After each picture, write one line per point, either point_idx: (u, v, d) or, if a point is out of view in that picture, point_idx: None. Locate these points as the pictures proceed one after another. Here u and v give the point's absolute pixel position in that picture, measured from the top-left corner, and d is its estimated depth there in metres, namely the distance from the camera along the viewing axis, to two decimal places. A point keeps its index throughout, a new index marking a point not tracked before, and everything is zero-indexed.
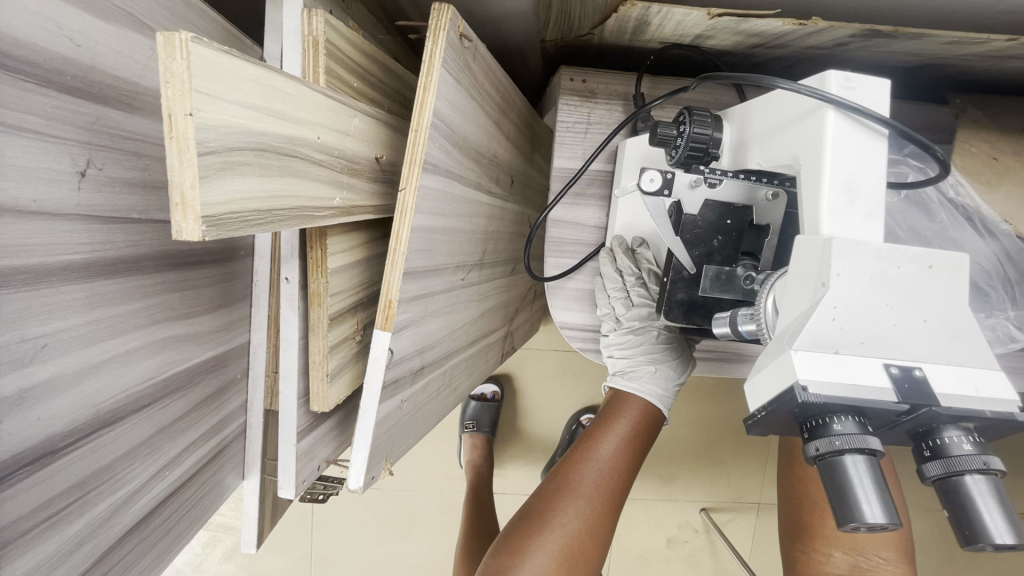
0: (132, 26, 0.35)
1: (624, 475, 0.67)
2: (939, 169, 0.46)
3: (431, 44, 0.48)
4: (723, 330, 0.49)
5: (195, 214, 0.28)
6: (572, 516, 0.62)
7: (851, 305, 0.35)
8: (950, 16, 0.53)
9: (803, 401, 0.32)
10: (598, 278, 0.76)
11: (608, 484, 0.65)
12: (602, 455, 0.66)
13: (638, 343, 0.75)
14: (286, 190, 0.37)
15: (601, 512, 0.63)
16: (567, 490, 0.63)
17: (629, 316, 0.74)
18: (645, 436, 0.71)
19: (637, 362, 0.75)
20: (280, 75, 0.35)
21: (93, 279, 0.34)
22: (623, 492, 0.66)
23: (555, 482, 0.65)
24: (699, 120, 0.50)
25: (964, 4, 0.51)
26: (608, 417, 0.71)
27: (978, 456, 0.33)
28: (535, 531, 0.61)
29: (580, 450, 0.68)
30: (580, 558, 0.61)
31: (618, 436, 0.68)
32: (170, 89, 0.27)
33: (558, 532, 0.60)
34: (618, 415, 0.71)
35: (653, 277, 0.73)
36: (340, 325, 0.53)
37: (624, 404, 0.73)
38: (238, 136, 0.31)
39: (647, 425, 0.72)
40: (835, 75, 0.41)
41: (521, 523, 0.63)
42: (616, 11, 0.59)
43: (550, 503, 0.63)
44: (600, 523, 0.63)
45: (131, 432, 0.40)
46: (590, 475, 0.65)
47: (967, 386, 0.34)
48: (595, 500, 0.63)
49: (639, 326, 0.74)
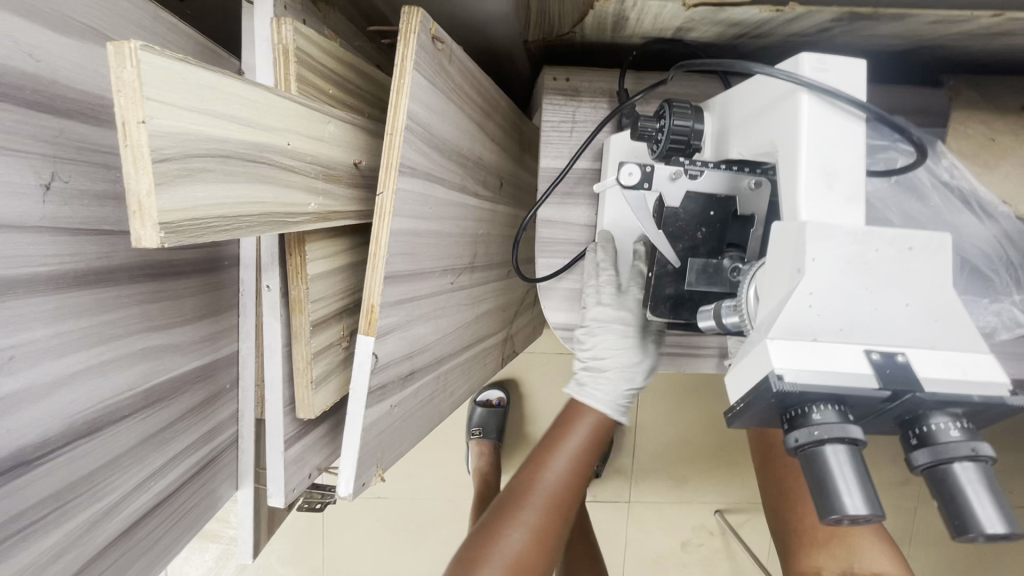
0: (97, 40, 0.35)
1: (574, 485, 0.65)
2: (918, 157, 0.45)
3: (402, 46, 0.48)
4: (708, 324, 0.48)
5: (152, 220, 0.29)
6: (522, 528, 0.60)
7: (828, 292, 0.34)
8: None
9: (778, 391, 0.31)
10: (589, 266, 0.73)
11: (558, 495, 0.64)
12: (556, 464, 0.65)
13: (604, 348, 0.70)
14: (251, 195, 0.37)
15: (552, 521, 0.62)
16: (518, 502, 0.63)
17: (596, 320, 0.69)
18: (600, 440, 0.69)
19: (597, 369, 0.71)
20: (242, 82, 0.36)
21: (62, 290, 0.34)
22: (575, 498, 0.65)
23: (509, 494, 0.64)
24: (679, 111, 0.49)
25: None
26: (563, 423, 0.69)
27: (967, 442, 0.31)
28: (484, 546, 0.60)
29: (535, 462, 0.66)
30: (532, 572, 0.59)
31: (571, 444, 0.67)
32: (122, 98, 0.28)
33: (506, 546, 0.59)
34: (570, 420, 0.69)
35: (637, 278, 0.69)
36: (324, 332, 0.53)
37: (577, 408, 0.71)
38: (197, 143, 0.32)
39: (604, 430, 0.70)
40: (807, 58, 0.41)
41: (474, 538, 0.62)
42: (593, 7, 0.58)
43: (502, 516, 0.62)
44: (550, 534, 0.61)
45: (111, 443, 0.40)
46: (543, 486, 0.64)
47: (954, 369, 0.33)
48: (546, 509, 0.62)
49: (604, 332, 0.70)
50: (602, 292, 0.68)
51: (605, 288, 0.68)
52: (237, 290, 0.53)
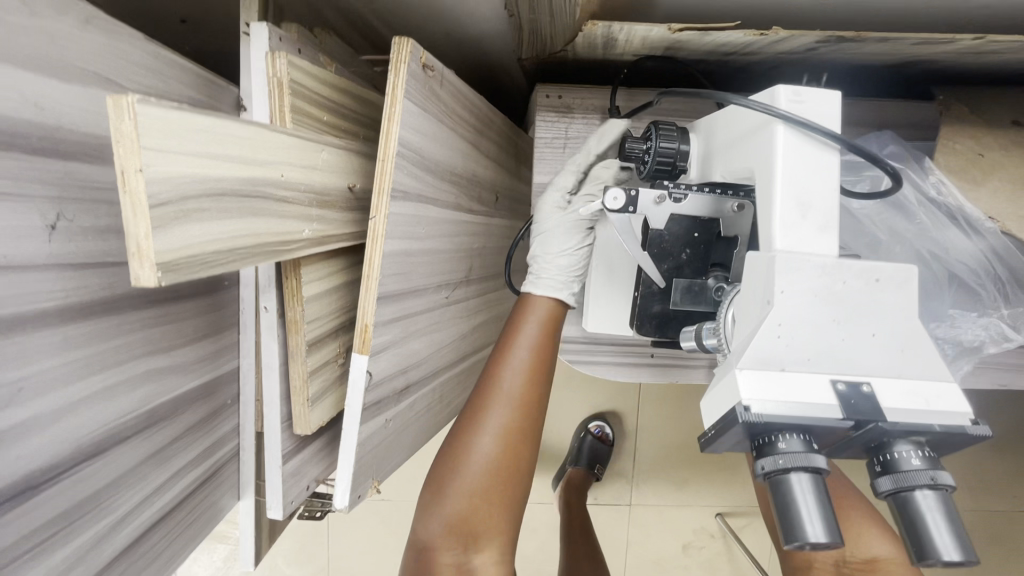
0: (99, 83, 0.37)
1: (539, 369, 0.64)
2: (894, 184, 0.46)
3: (393, 75, 0.49)
4: (690, 344, 0.49)
5: (150, 262, 0.31)
6: (487, 434, 0.60)
7: (796, 323, 0.35)
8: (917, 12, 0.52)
9: (744, 422, 0.33)
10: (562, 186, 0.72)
11: (522, 384, 0.62)
12: (510, 368, 0.63)
13: (541, 241, 0.70)
14: (245, 229, 0.39)
15: (517, 401, 0.62)
16: (479, 410, 0.61)
17: (541, 223, 0.71)
18: (553, 321, 0.67)
19: (537, 256, 0.70)
20: (236, 122, 0.37)
21: (67, 323, 0.36)
22: (541, 371, 0.64)
23: (468, 405, 0.63)
24: (665, 134, 0.56)
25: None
26: (511, 327, 0.66)
27: (927, 471, 0.33)
28: (453, 467, 0.60)
29: (490, 368, 0.64)
30: (504, 473, 0.60)
31: (528, 329, 0.65)
32: (120, 148, 0.30)
33: (474, 464, 0.59)
34: (519, 322, 0.66)
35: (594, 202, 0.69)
36: (320, 350, 0.55)
37: (525, 309, 0.67)
38: (193, 186, 0.34)
39: (557, 314, 0.68)
40: (783, 90, 0.42)
41: (442, 457, 0.62)
42: (581, 28, 0.61)
43: (465, 431, 0.61)
44: (516, 441, 0.61)
45: (114, 463, 0.42)
46: (500, 392, 0.62)
47: (917, 400, 0.34)
48: (508, 413, 0.61)
49: (544, 234, 0.70)
50: (553, 200, 0.71)
51: (555, 195, 0.70)
52: (237, 310, 0.55)
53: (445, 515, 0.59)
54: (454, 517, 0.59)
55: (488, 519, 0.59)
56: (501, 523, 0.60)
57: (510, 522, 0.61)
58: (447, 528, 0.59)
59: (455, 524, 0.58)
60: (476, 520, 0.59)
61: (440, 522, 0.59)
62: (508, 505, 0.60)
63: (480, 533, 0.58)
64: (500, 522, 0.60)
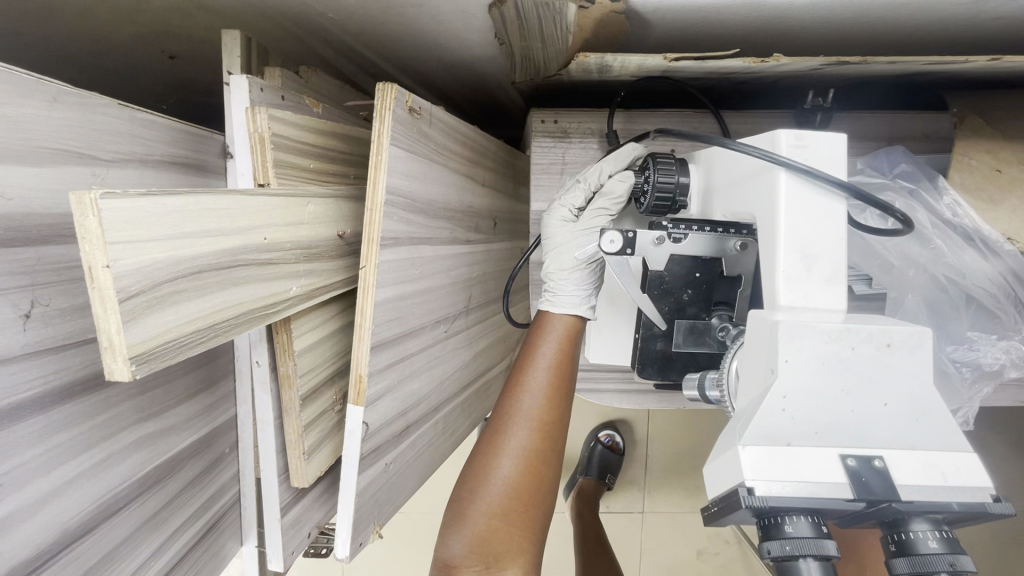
0: (70, 160, 0.36)
1: (562, 386, 0.58)
2: (902, 222, 0.44)
3: (378, 123, 0.48)
4: (693, 393, 0.47)
5: (122, 355, 0.30)
6: (512, 450, 0.54)
7: (802, 394, 0.33)
8: (927, 21, 0.50)
9: (748, 506, 0.31)
10: (563, 197, 0.65)
11: (547, 402, 0.56)
12: (532, 383, 0.57)
13: (553, 258, 0.63)
14: (226, 302, 0.38)
15: (542, 419, 0.56)
16: (503, 425, 0.55)
17: (551, 239, 0.64)
18: (576, 337, 0.61)
19: (551, 273, 0.63)
20: (211, 195, 0.36)
21: (47, 409, 0.36)
22: (565, 389, 0.58)
23: (489, 421, 0.57)
24: (663, 168, 0.54)
25: (933, 11, 0.48)
26: (530, 345, 0.60)
27: (946, 555, 0.31)
28: (473, 485, 0.54)
29: (512, 384, 0.58)
30: (532, 496, 0.53)
31: (550, 345, 0.59)
32: (86, 244, 0.28)
33: (497, 481, 0.53)
34: (540, 336, 0.60)
35: (611, 203, 0.61)
36: (315, 401, 0.54)
37: (545, 324, 0.61)
38: (166, 269, 0.32)
39: (578, 330, 0.61)
40: (784, 134, 0.40)
41: (463, 476, 0.56)
42: (574, 57, 0.59)
43: (487, 448, 0.55)
44: (543, 463, 0.54)
45: (106, 536, 0.42)
46: (524, 406, 0.56)
47: (933, 474, 0.32)
48: (532, 429, 0.55)
49: (556, 249, 0.63)
50: (561, 215, 0.65)
51: (562, 210, 0.64)
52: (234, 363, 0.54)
53: (466, 534, 0.52)
54: (475, 536, 0.51)
55: (512, 538, 0.51)
56: (526, 543, 0.52)
57: (535, 542, 0.53)
58: (468, 547, 0.51)
59: (478, 542, 0.51)
60: (500, 538, 0.51)
61: (461, 542, 0.52)
62: (534, 525, 0.53)
63: (504, 552, 0.51)
64: (526, 542, 0.52)
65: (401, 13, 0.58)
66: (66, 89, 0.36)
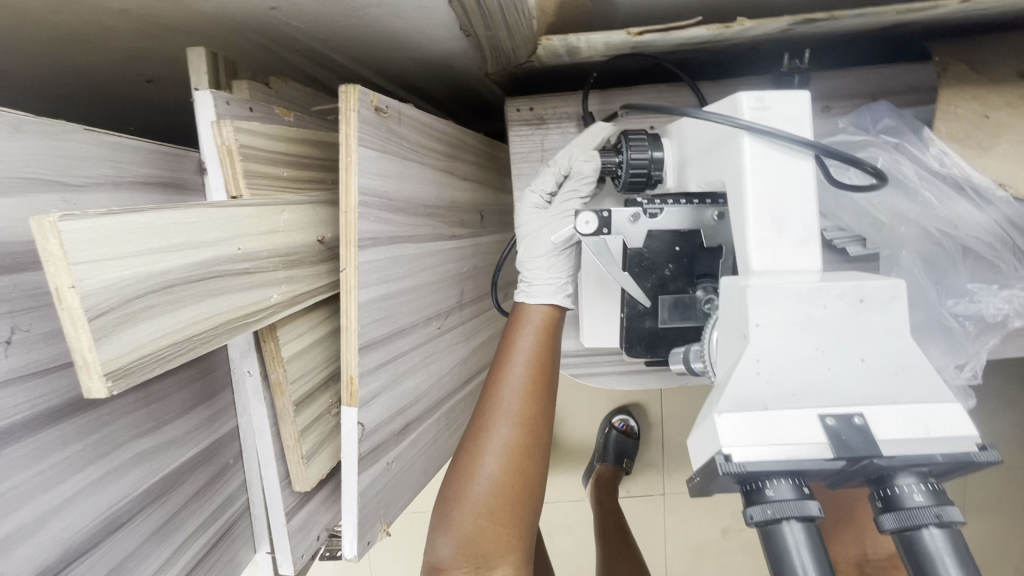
0: (38, 188, 0.37)
1: (541, 378, 0.58)
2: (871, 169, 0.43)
3: (344, 125, 0.48)
4: (680, 366, 0.47)
5: (98, 372, 0.30)
6: (493, 449, 0.54)
7: (776, 355, 0.33)
8: None
9: (725, 473, 0.30)
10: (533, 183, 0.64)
11: (526, 397, 0.56)
12: (511, 379, 0.57)
13: (527, 243, 0.63)
14: (203, 313, 0.39)
15: (521, 414, 0.56)
16: (484, 424, 0.56)
17: (524, 226, 0.64)
18: (553, 328, 0.62)
19: (524, 260, 0.63)
20: (177, 208, 0.36)
21: (38, 431, 0.37)
22: (544, 381, 0.58)
23: (471, 421, 0.57)
24: (636, 145, 0.53)
25: None
26: (506, 340, 0.60)
27: (932, 507, 0.30)
28: (459, 486, 0.54)
29: (491, 382, 0.58)
30: (515, 493, 0.53)
31: (527, 337, 0.59)
32: (51, 267, 0.29)
33: (481, 481, 0.53)
34: (516, 330, 0.60)
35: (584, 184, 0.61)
36: (310, 406, 0.55)
37: (521, 317, 0.62)
38: (135, 285, 0.33)
39: (555, 319, 0.62)
40: (745, 97, 0.39)
41: (450, 477, 0.56)
42: (539, 42, 0.59)
43: (471, 448, 0.55)
44: (526, 459, 0.55)
45: (109, 553, 0.43)
46: (503, 404, 0.56)
47: (917, 427, 0.32)
48: (513, 426, 0.55)
49: (529, 235, 0.63)
50: (533, 202, 0.64)
51: (533, 197, 0.64)
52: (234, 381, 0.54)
53: (454, 537, 0.53)
54: (463, 538, 0.52)
55: (500, 538, 0.52)
56: (514, 540, 0.52)
57: (525, 538, 0.53)
58: (457, 549, 0.52)
59: (464, 545, 0.52)
60: (487, 539, 0.52)
61: (449, 544, 0.53)
62: (521, 521, 0.53)
63: (492, 552, 0.51)
64: (515, 540, 0.52)
65: (364, 15, 0.58)
66: (29, 119, 0.37)
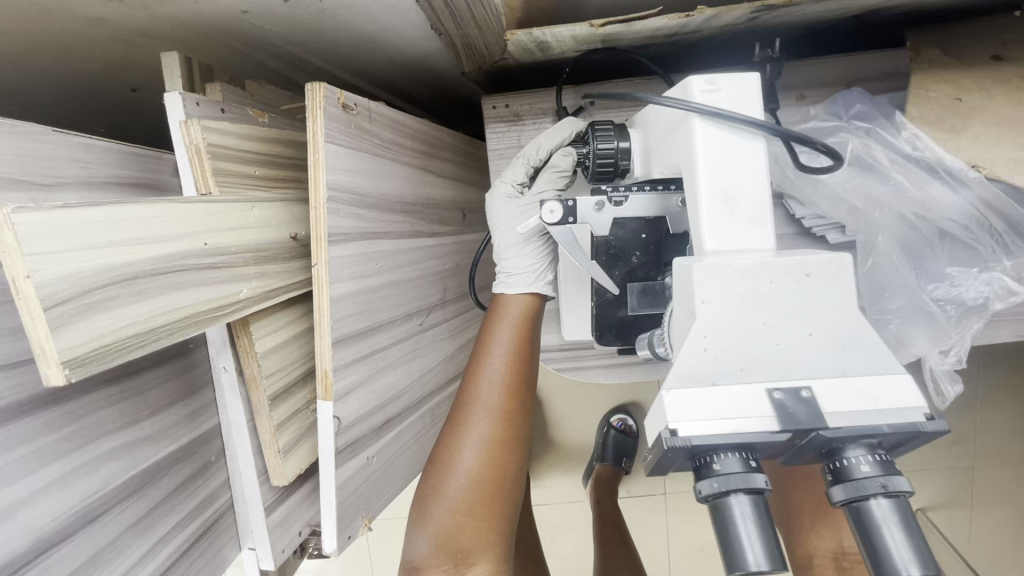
0: (5, 187, 0.39)
1: (519, 372, 0.58)
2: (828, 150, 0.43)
3: (311, 122, 0.49)
4: (646, 352, 0.49)
5: (55, 360, 0.31)
6: (470, 444, 0.54)
7: (723, 331, 0.33)
8: None
9: (670, 448, 0.30)
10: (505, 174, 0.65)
11: (503, 391, 0.56)
12: (488, 374, 0.57)
13: (501, 234, 0.64)
14: (167, 307, 0.39)
15: (498, 409, 0.56)
16: (462, 419, 0.56)
17: (496, 216, 0.64)
18: (531, 321, 0.61)
19: (501, 252, 0.64)
20: (138, 203, 0.37)
21: (7, 423, 0.38)
22: (522, 375, 0.58)
23: (449, 416, 0.57)
24: (602, 135, 0.53)
25: None
26: (485, 334, 0.60)
27: (879, 477, 0.30)
28: (437, 482, 0.54)
29: (469, 377, 0.58)
30: (493, 489, 0.53)
31: (505, 331, 0.59)
32: (5, 258, 0.30)
33: (457, 477, 0.53)
34: (494, 324, 0.60)
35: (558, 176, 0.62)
36: (286, 402, 0.55)
37: (499, 311, 0.62)
38: (92, 277, 0.34)
39: (533, 313, 0.62)
40: (695, 80, 0.40)
41: (428, 473, 0.56)
42: (507, 38, 0.60)
43: (448, 444, 0.55)
44: (504, 454, 0.55)
45: (82, 545, 0.44)
46: (480, 399, 0.56)
47: (864, 399, 0.32)
48: (490, 420, 0.55)
49: (503, 225, 0.63)
50: (504, 192, 0.65)
51: (505, 187, 0.64)
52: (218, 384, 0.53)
53: (431, 533, 0.53)
54: (440, 535, 0.52)
55: (477, 535, 0.52)
56: (492, 536, 0.52)
57: (503, 534, 0.53)
58: (434, 546, 0.52)
59: (441, 541, 0.52)
60: (464, 535, 0.52)
61: (426, 541, 0.53)
62: (500, 517, 0.53)
63: (469, 548, 0.52)
64: (493, 536, 0.52)
65: (334, 16, 0.59)
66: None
